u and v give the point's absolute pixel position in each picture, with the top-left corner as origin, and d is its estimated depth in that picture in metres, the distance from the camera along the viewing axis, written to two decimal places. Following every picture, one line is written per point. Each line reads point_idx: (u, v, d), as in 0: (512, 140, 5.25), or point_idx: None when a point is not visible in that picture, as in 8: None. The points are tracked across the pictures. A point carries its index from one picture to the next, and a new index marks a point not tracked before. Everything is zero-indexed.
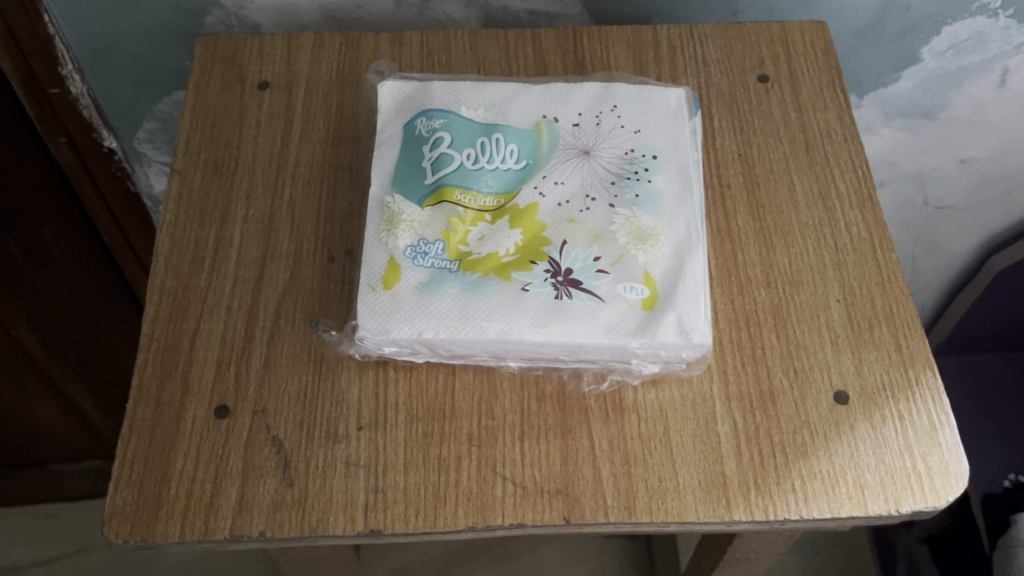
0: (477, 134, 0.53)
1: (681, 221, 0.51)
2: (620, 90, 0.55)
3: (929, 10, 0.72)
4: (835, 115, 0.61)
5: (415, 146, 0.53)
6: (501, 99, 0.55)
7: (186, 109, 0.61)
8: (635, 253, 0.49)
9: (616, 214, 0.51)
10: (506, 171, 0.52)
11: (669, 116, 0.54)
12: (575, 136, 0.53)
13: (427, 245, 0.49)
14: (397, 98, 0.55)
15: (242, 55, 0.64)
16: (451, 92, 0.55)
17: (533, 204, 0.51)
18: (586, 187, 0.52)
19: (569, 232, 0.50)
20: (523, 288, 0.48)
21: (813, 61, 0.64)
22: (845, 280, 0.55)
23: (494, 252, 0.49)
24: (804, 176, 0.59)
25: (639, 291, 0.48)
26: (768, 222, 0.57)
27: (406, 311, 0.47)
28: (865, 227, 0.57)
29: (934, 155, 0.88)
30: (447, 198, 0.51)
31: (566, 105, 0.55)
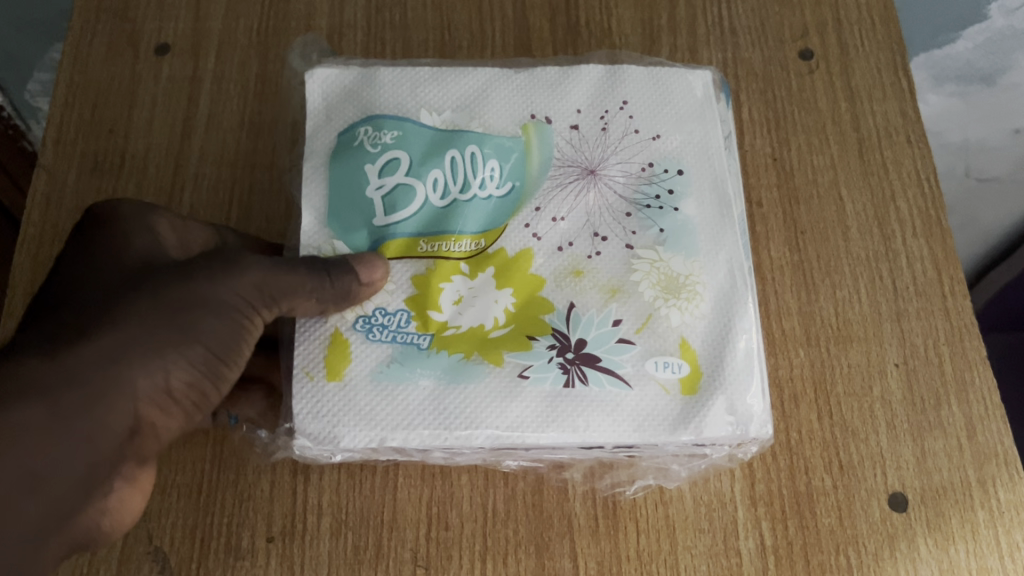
0: (443, 150, 0.39)
1: (723, 262, 0.38)
2: (629, 77, 0.42)
3: None
4: (896, 107, 0.48)
5: (355, 168, 0.38)
6: (474, 94, 0.41)
7: (60, 81, 0.47)
8: (665, 312, 0.37)
9: (637, 258, 0.38)
10: (486, 203, 0.39)
11: (694, 114, 0.41)
12: (576, 146, 0.40)
13: (385, 316, 0.37)
14: (334, 95, 0.40)
15: (136, 8, 0.50)
16: (407, 85, 0.40)
17: (525, 251, 0.38)
18: (594, 220, 0.39)
19: (574, 288, 0.37)
20: (522, 373, 0.36)
21: (869, 31, 0.50)
22: (906, 337, 0.42)
23: (478, 326, 0.37)
24: (856, 191, 0.46)
25: (673, 365, 0.36)
26: (809, 255, 0.44)
27: (361, 409, 0.35)
28: (931, 263, 0.44)
29: (984, 125, 0.75)
30: (408, 252, 0.38)
31: (560, 101, 0.41)
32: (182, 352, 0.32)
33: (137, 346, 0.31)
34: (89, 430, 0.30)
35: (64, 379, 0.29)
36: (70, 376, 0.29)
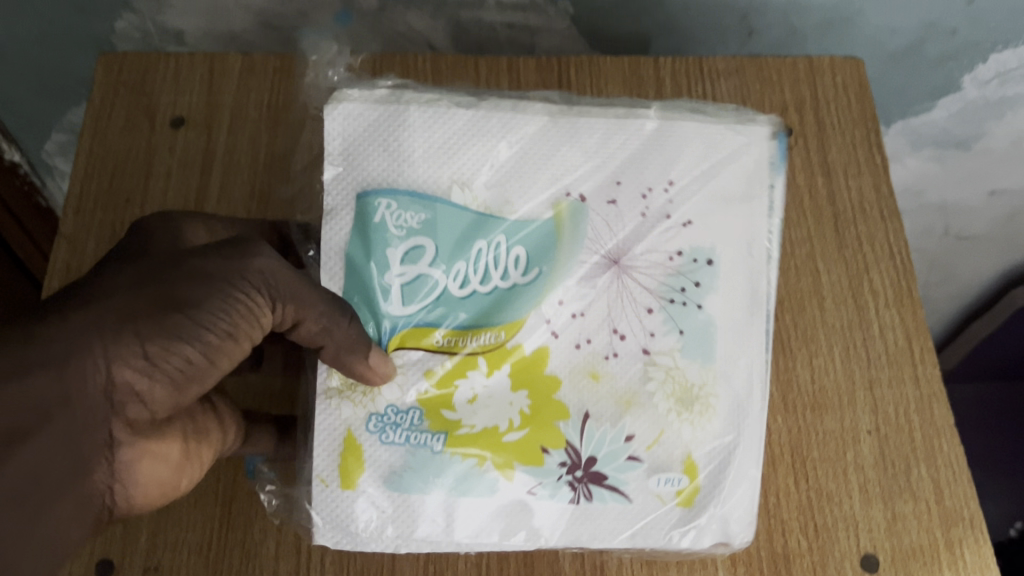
0: (470, 240, 0.41)
1: (740, 368, 0.41)
2: (671, 146, 0.43)
3: (977, 35, 0.63)
4: (871, 182, 0.51)
5: (381, 250, 0.41)
6: (505, 166, 0.42)
7: (81, 153, 0.50)
8: (677, 426, 0.41)
9: (652, 364, 0.41)
10: (507, 292, 0.41)
11: (728, 185, 0.43)
12: (608, 228, 0.42)
13: (398, 415, 0.41)
14: (363, 159, 0.42)
15: (152, 81, 0.52)
16: (439, 152, 0.42)
17: (541, 349, 0.41)
18: (612, 317, 0.42)
19: (590, 395, 0.41)
20: (530, 489, 0.40)
21: (846, 109, 0.53)
22: (878, 404, 0.45)
23: (493, 427, 0.41)
24: (832, 263, 0.49)
25: (675, 480, 0.41)
26: (786, 324, 0.47)
27: (390, 515, 0.40)
28: (902, 332, 0.47)
29: (962, 186, 0.78)
30: (423, 341, 0.41)
31: (591, 174, 0.43)
32: (189, 329, 0.33)
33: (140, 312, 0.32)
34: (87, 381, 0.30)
35: (66, 327, 0.30)
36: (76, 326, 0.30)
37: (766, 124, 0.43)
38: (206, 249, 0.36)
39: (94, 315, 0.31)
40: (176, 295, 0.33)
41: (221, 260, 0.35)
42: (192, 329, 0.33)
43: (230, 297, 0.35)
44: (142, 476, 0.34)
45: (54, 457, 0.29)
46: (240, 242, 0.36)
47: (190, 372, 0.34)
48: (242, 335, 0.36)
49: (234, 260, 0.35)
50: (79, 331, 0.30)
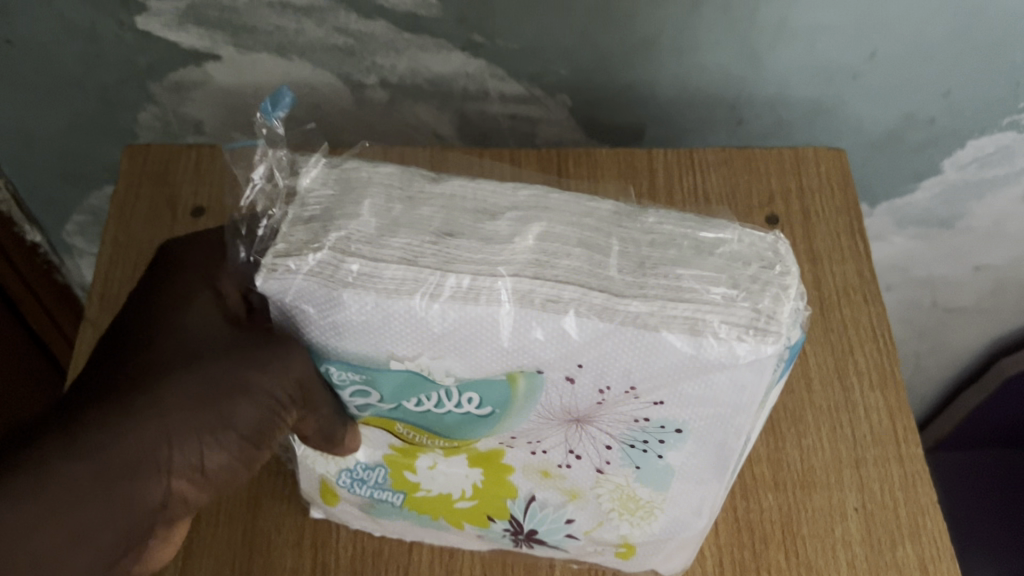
0: (418, 386, 0.39)
1: (691, 499, 0.42)
2: (663, 345, 0.35)
3: (954, 123, 0.67)
4: (854, 268, 0.54)
5: (330, 383, 0.41)
6: (446, 334, 0.36)
7: (106, 240, 0.53)
8: (617, 522, 0.44)
9: (602, 480, 0.42)
10: (461, 420, 0.40)
11: (721, 377, 0.36)
12: (562, 394, 0.38)
13: (367, 470, 0.45)
14: (292, 319, 0.38)
15: (175, 173, 0.56)
16: (375, 316, 0.36)
17: (496, 450, 0.42)
18: (569, 442, 0.41)
19: (540, 484, 0.44)
20: (478, 535, 0.47)
21: (830, 199, 0.56)
22: (865, 483, 0.47)
23: (448, 493, 0.45)
24: (819, 346, 0.51)
25: (610, 546, 0.46)
26: (777, 403, 0.50)
27: (365, 519, 0.48)
28: (886, 413, 0.49)
29: (947, 261, 0.81)
30: (391, 428, 0.42)
31: (557, 354, 0.36)
32: (219, 446, 0.37)
33: (183, 431, 0.36)
34: (135, 499, 0.35)
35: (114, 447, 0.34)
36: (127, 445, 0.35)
37: (777, 343, 0.34)
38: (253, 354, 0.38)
39: (146, 435, 0.35)
40: (225, 413, 0.37)
41: (267, 373, 0.38)
42: (233, 439, 0.38)
43: (273, 412, 0.38)
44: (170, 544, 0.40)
45: (105, 557, 0.34)
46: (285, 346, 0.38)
47: (216, 478, 0.38)
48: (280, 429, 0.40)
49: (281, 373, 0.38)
50: (138, 448, 0.35)
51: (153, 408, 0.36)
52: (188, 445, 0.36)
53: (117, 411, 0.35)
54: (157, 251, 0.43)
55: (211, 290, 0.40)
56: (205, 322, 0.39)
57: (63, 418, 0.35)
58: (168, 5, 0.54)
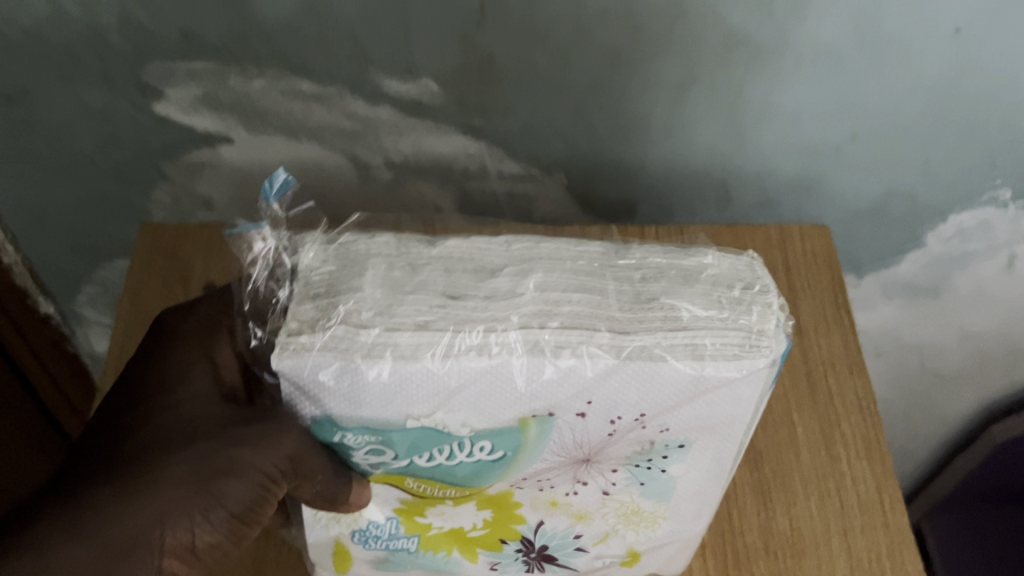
0: (434, 442, 0.41)
1: (693, 505, 0.46)
2: (667, 370, 0.38)
3: (935, 199, 0.69)
4: (839, 341, 0.56)
5: (341, 447, 0.42)
6: (466, 387, 0.38)
7: (120, 314, 0.56)
8: (622, 533, 0.47)
9: (608, 500, 0.45)
10: (476, 468, 0.42)
11: (723, 391, 0.40)
12: (573, 426, 0.41)
13: (377, 528, 0.47)
14: (305, 394, 0.39)
15: (186, 250, 0.58)
16: (394, 381, 0.38)
17: (506, 490, 0.44)
18: (577, 472, 0.44)
19: (550, 513, 0.46)
20: (491, 566, 0.49)
21: (815, 274, 0.59)
22: (853, 551, 0.48)
23: (460, 529, 0.47)
24: (807, 417, 0.53)
25: (617, 559, 0.49)
26: (767, 472, 0.51)
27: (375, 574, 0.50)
28: (872, 483, 0.51)
29: (935, 330, 0.83)
30: (398, 484, 0.44)
31: (567, 393, 0.39)
32: (207, 522, 0.38)
33: (171, 510, 0.37)
34: None
35: (104, 528, 0.36)
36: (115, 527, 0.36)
37: (770, 355, 0.39)
38: (248, 432, 0.39)
39: (138, 515, 0.37)
40: (217, 492, 0.38)
41: (261, 451, 0.39)
42: (223, 518, 0.39)
43: (265, 487, 0.40)
44: None
45: None
46: (276, 420, 0.40)
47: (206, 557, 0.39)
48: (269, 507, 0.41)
49: (273, 449, 0.39)
50: (124, 532, 0.36)
51: (148, 488, 0.37)
52: (180, 525, 0.38)
53: (111, 492, 0.37)
54: (151, 323, 0.45)
55: (207, 363, 0.43)
56: (198, 396, 0.41)
57: (63, 494, 0.37)
58: (183, 92, 0.57)
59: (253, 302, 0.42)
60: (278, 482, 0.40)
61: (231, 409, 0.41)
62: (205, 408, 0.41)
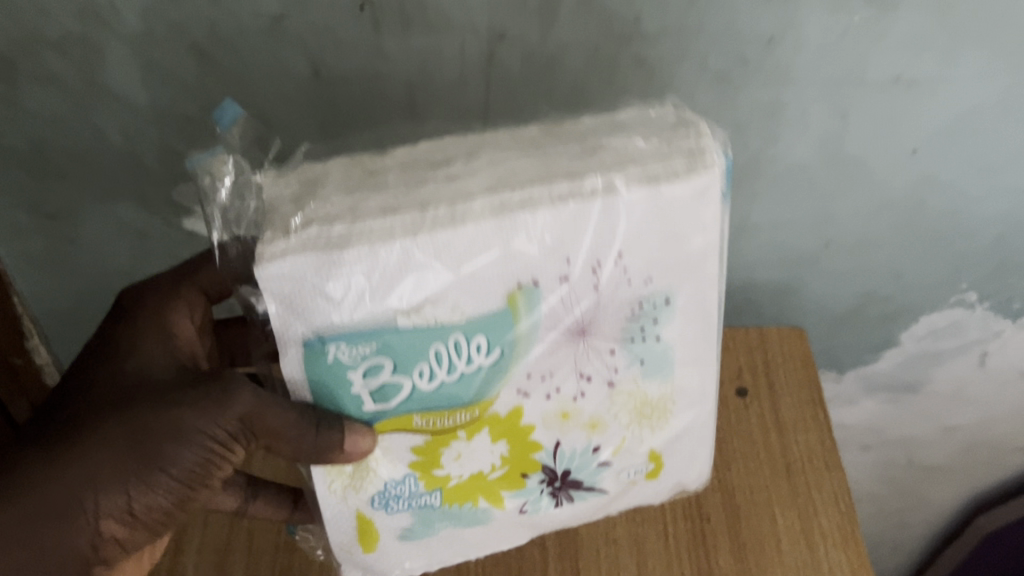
0: (426, 346, 0.44)
1: (691, 375, 0.52)
2: (632, 202, 0.44)
3: (907, 301, 0.74)
4: (816, 437, 0.61)
5: (341, 374, 0.44)
6: (444, 267, 0.42)
7: None
8: (636, 433, 0.52)
9: (616, 392, 0.50)
10: (474, 372, 0.45)
11: (689, 215, 0.45)
12: (563, 302, 0.46)
13: (396, 487, 0.49)
14: (296, 310, 0.42)
15: None
16: (375, 263, 0.41)
17: (516, 407, 0.48)
18: (580, 363, 0.48)
19: (563, 428, 0.50)
20: (520, 507, 0.53)
21: (793, 374, 0.64)
22: None
23: (480, 471, 0.50)
24: (787, 508, 0.57)
25: (643, 468, 0.54)
26: (750, 561, 0.55)
27: (407, 552, 0.53)
28: (847, 569, 0.54)
29: (917, 424, 0.87)
30: (406, 425, 0.46)
31: (548, 260, 0.44)
32: (145, 483, 0.45)
33: (102, 473, 0.44)
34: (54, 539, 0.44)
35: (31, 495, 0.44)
36: (45, 493, 0.44)
37: (714, 167, 0.45)
38: (191, 397, 0.45)
39: (81, 475, 0.44)
40: (156, 454, 0.44)
41: (201, 415, 0.45)
42: (165, 480, 0.45)
43: (210, 451, 0.45)
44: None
45: None
46: (222, 388, 0.45)
47: (159, 514, 0.46)
48: (219, 470, 0.47)
49: (212, 414, 0.45)
50: (51, 495, 0.44)
51: (93, 451, 0.44)
52: (114, 485, 0.44)
53: (42, 460, 0.44)
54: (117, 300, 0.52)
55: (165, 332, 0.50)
56: (150, 362, 0.49)
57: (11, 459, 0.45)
58: None
59: (228, 214, 0.44)
60: (223, 446, 0.45)
61: (180, 376, 0.48)
62: (163, 369, 0.49)
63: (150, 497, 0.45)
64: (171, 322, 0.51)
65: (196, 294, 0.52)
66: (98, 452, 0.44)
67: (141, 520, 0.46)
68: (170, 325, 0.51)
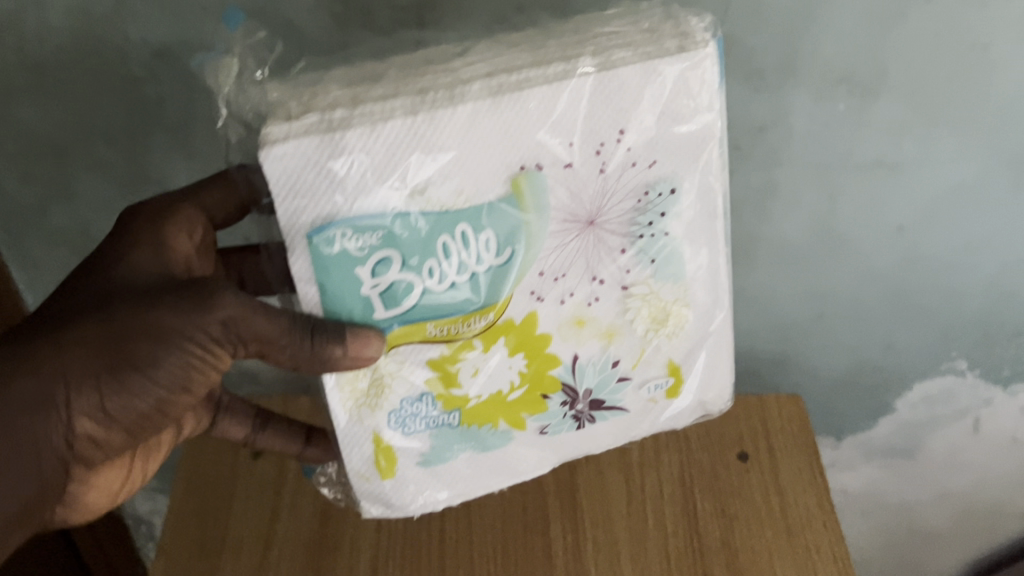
0: (433, 236, 0.44)
1: (705, 281, 0.52)
2: (627, 81, 0.44)
3: (899, 369, 0.78)
4: (814, 499, 0.64)
5: (350, 269, 0.44)
6: (445, 150, 0.43)
7: (180, 479, 0.68)
8: (653, 340, 0.52)
9: (629, 297, 0.50)
10: (483, 271, 0.46)
11: (685, 96, 0.45)
12: (568, 189, 0.46)
13: (415, 404, 0.51)
14: (302, 194, 0.42)
15: None
16: (376, 146, 0.42)
17: (531, 314, 0.49)
18: (589, 266, 0.49)
19: (577, 335, 0.51)
20: (541, 429, 0.54)
21: (790, 439, 0.68)
22: None
23: (496, 391, 0.51)
24: (788, 567, 0.60)
25: (663, 383, 0.54)
26: None
27: (431, 483, 0.54)
28: None
29: (916, 490, 0.90)
30: (420, 333, 0.47)
31: (549, 142, 0.44)
32: (124, 387, 0.45)
33: (80, 372, 0.44)
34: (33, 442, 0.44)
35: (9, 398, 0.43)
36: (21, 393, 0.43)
37: (705, 46, 0.44)
38: (173, 301, 0.45)
39: (53, 367, 0.44)
40: (137, 356, 0.44)
41: (185, 318, 0.45)
42: (146, 382, 0.45)
43: (194, 361, 0.46)
44: (102, 482, 0.53)
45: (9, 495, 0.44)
46: (207, 294, 0.45)
47: (141, 417, 0.47)
48: (202, 376, 0.47)
49: (194, 317, 0.45)
50: (29, 398, 0.43)
51: (71, 349, 0.44)
52: (91, 388, 0.44)
53: (19, 359, 0.44)
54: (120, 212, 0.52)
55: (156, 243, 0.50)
56: (137, 271, 0.48)
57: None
58: None
59: (235, 102, 0.43)
60: (210, 351, 0.46)
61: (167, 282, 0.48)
62: (156, 276, 0.48)
63: (131, 403, 0.46)
64: (168, 234, 0.50)
65: (197, 213, 0.52)
66: (76, 352, 0.44)
67: (119, 423, 0.47)
68: (163, 239, 0.50)
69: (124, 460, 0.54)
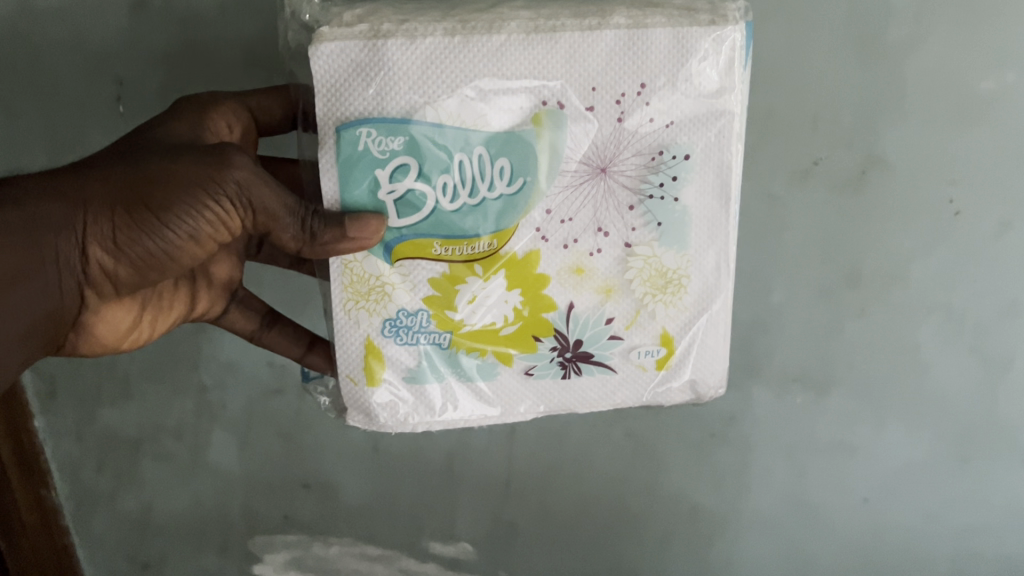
0: (452, 151, 0.46)
1: (713, 252, 0.50)
2: (652, 40, 0.45)
3: None
4: None
5: (365, 171, 0.46)
6: (478, 66, 0.45)
7: None
8: (651, 305, 0.51)
9: (633, 254, 0.49)
10: (493, 197, 0.47)
11: (707, 70, 0.46)
12: (581, 131, 0.46)
13: (406, 318, 0.50)
14: (338, 96, 0.45)
15: None
16: (415, 63, 0.45)
17: (534, 252, 0.49)
18: (597, 216, 0.48)
19: (579, 284, 0.50)
20: (528, 370, 0.52)
21: None
22: None
23: (490, 325, 0.50)
24: None
25: (654, 353, 0.52)
26: None
27: (412, 399, 0.52)
28: None
29: None
30: (425, 251, 0.48)
31: (572, 81, 0.46)
32: (138, 225, 0.42)
33: (103, 199, 0.42)
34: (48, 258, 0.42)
35: (31, 218, 0.41)
36: (42, 211, 0.42)
37: (734, 27, 0.45)
38: (196, 155, 0.43)
39: (77, 191, 0.42)
40: (153, 198, 0.42)
41: (203, 170, 0.42)
42: (159, 227, 0.42)
43: (214, 218, 0.42)
44: (110, 329, 0.51)
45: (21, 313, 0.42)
46: (226, 153, 0.43)
47: (149, 261, 0.44)
48: (216, 233, 0.43)
49: (212, 170, 0.42)
50: (50, 218, 0.42)
51: (95, 185, 0.42)
52: (109, 216, 0.42)
53: (44, 186, 0.42)
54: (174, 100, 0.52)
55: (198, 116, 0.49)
56: (170, 134, 0.47)
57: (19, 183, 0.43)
58: (278, 555, 0.78)
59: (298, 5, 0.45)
60: (225, 211, 0.42)
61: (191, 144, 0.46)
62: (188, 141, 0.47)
63: (143, 241, 0.43)
64: (209, 116, 0.50)
65: (241, 107, 0.51)
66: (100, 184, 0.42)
67: (127, 256, 0.43)
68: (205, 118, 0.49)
69: (135, 303, 0.51)
